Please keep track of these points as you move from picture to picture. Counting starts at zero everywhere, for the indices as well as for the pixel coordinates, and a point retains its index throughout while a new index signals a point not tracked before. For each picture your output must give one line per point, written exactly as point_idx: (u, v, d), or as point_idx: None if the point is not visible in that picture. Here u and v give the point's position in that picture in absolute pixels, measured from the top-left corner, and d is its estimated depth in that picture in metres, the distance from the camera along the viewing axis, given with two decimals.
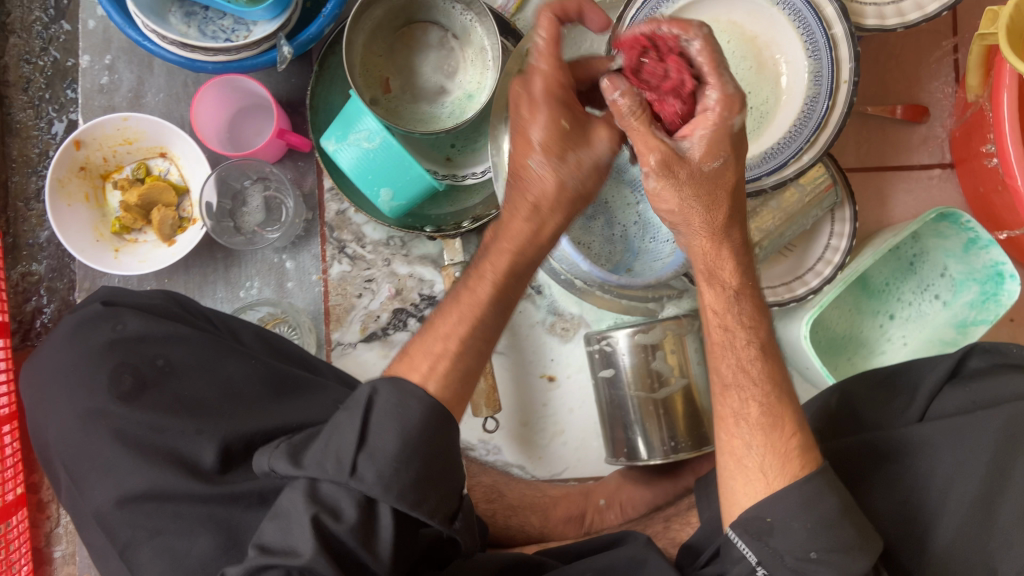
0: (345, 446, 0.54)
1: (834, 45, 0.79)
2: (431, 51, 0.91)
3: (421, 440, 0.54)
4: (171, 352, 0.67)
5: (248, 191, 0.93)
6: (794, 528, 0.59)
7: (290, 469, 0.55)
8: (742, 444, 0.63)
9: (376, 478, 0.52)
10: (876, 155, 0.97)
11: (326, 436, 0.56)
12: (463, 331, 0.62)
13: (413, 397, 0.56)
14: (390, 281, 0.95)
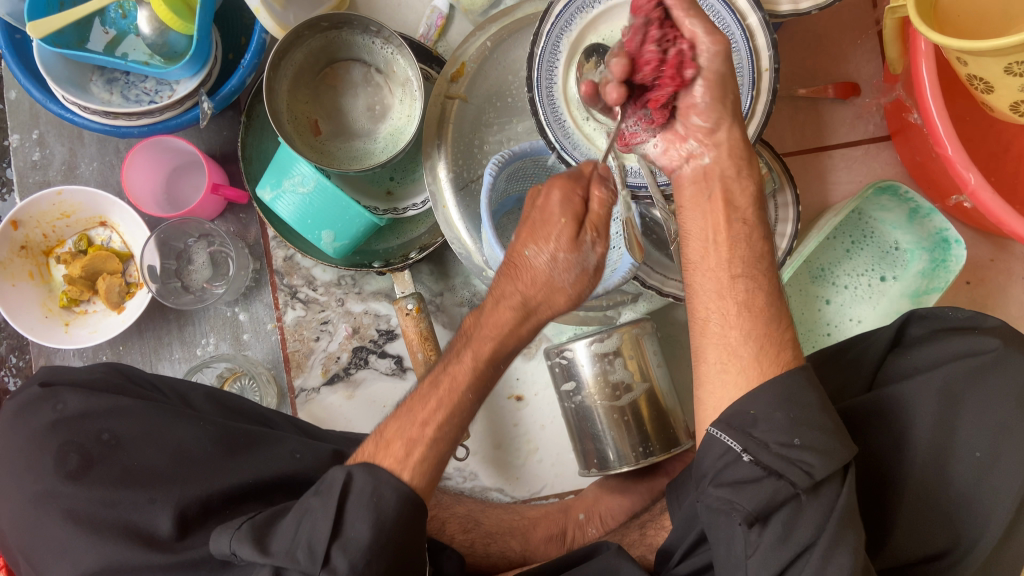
0: (319, 533, 0.56)
1: (750, 36, 0.79)
2: (357, 88, 0.91)
3: (396, 531, 0.57)
4: (116, 424, 0.66)
5: (192, 250, 0.93)
6: (777, 418, 0.55)
7: (256, 555, 0.56)
8: (735, 352, 0.58)
9: (348, 568, 0.55)
10: (812, 136, 0.98)
11: (294, 522, 0.58)
12: (441, 416, 0.61)
13: (389, 486, 0.58)
14: (346, 320, 0.94)
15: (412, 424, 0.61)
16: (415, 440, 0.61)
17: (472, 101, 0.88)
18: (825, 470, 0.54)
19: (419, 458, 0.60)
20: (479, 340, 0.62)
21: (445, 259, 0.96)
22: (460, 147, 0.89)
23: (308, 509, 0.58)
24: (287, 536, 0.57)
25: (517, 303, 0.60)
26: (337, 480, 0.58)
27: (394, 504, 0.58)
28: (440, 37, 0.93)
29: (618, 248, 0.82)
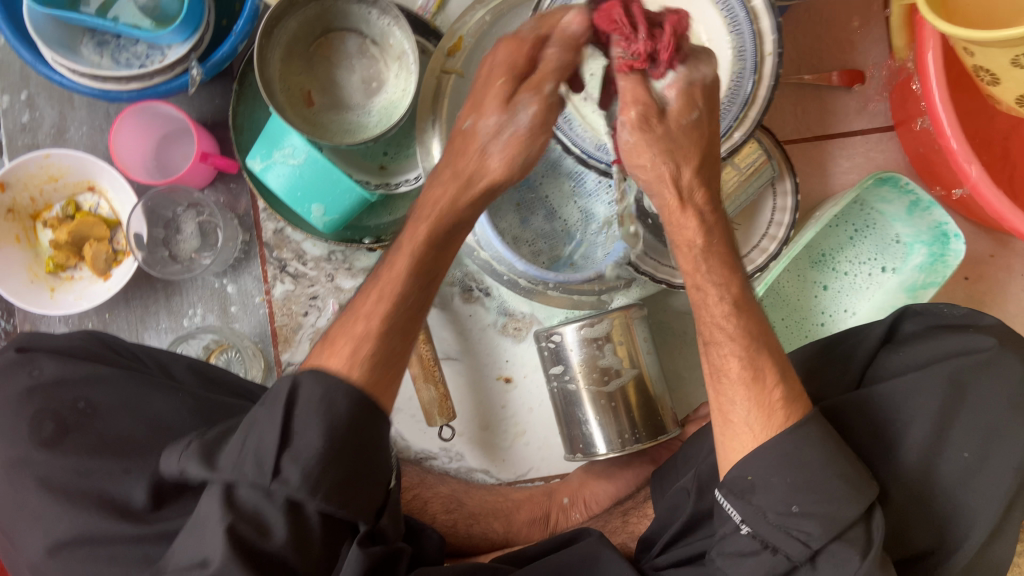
0: (265, 447, 0.53)
1: (754, 18, 0.79)
2: (352, 59, 0.89)
3: (350, 435, 0.55)
4: (93, 391, 0.65)
5: (181, 219, 0.91)
6: (774, 483, 0.57)
7: (205, 472, 0.55)
8: (728, 401, 0.60)
9: (300, 480, 0.52)
10: (814, 124, 0.96)
11: (240, 441, 0.55)
12: (383, 310, 0.61)
13: (338, 391, 0.56)
14: (335, 296, 0.94)
15: (357, 321, 0.61)
16: (359, 338, 0.60)
17: (468, 77, 0.87)
18: (822, 539, 0.55)
19: (368, 355, 0.59)
20: (417, 224, 0.64)
21: None
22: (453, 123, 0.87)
23: (252, 429, 0.55)
24: (230, 461, 0.54)
25: (451, 176, 0.63)
26: (282, 388, 0.56)
27: (347, 411, 0.55)
28: (439, 9, 0.92)
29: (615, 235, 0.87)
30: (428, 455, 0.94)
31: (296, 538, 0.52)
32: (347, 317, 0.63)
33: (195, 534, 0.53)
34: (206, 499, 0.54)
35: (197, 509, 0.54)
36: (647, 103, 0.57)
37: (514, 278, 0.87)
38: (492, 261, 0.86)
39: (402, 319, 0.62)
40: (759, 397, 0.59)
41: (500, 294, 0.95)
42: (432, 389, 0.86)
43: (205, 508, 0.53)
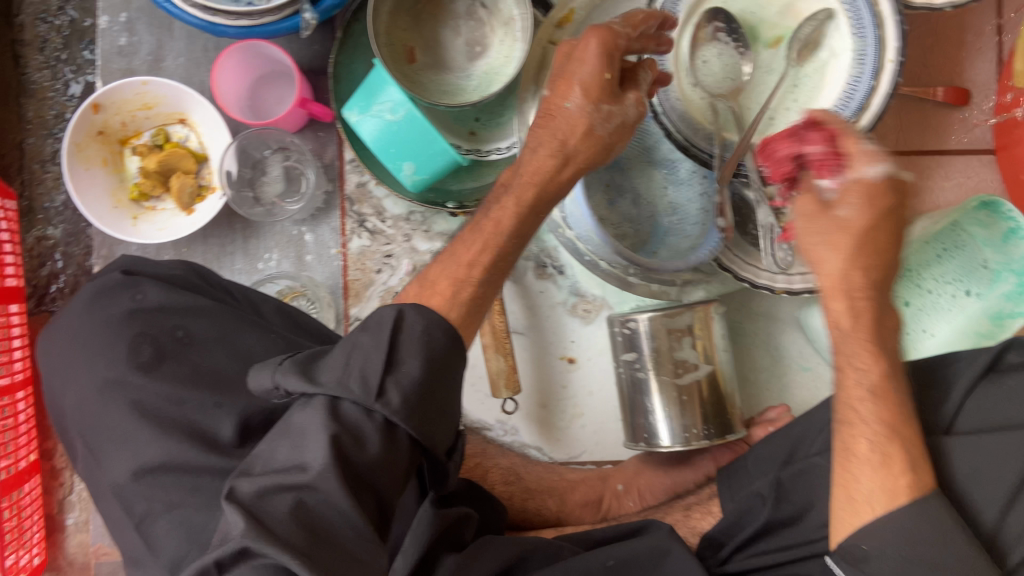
0: (372, 366, 0.50)
1: (879, 23, 0.75)
2: (458, 20, 0.88)
3: (443, 369, 0.53)
4: (192, 322, 0.66)
5: (268, 161, 0.92)
6: (890, 558, 0.57)
7: (304, 385, 0.50)
8: (853, 479, 0.60)
9: (401, 404, 0.50)
10: (914, 140, 0.94)
11: (344, 353, 0.52)
12: (486, 260, 0.61)
13: (438, 327, 0.54)
14: (409, 257, 0.93)
15: (458, 265, 0.60)
16: (463, 281, 0.60)
17: None
18: None
19: (469, 297, 0.59)
20: (522, 185, 0.65)
21: None
22: None
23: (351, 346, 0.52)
24: (331, 371, 0.51)
25: (557, 151, 0.65)
26: (387, 316, 0.53)
27: (444, 345, 0.54)
28: None
29: (700, 225, 0.86)
30: (483, 425, 0.94)
31: (387, 462, 0.50)
32: (446, 260, 0.62)
33: (296, 436, 0.49)
34: (306, 412, 0.50)
35: (296, 416, 0.50)
36: (810, 201, 0.61)
37: (596, 260, 0.86)
38: (577, 240, 0.85)
39: (498, 260, 0.62)
40: (887, 480, 0.59)
41: (574, 274, 0.94)
42: (502, 360, 0.85)
43: (305, 415, 0.50)
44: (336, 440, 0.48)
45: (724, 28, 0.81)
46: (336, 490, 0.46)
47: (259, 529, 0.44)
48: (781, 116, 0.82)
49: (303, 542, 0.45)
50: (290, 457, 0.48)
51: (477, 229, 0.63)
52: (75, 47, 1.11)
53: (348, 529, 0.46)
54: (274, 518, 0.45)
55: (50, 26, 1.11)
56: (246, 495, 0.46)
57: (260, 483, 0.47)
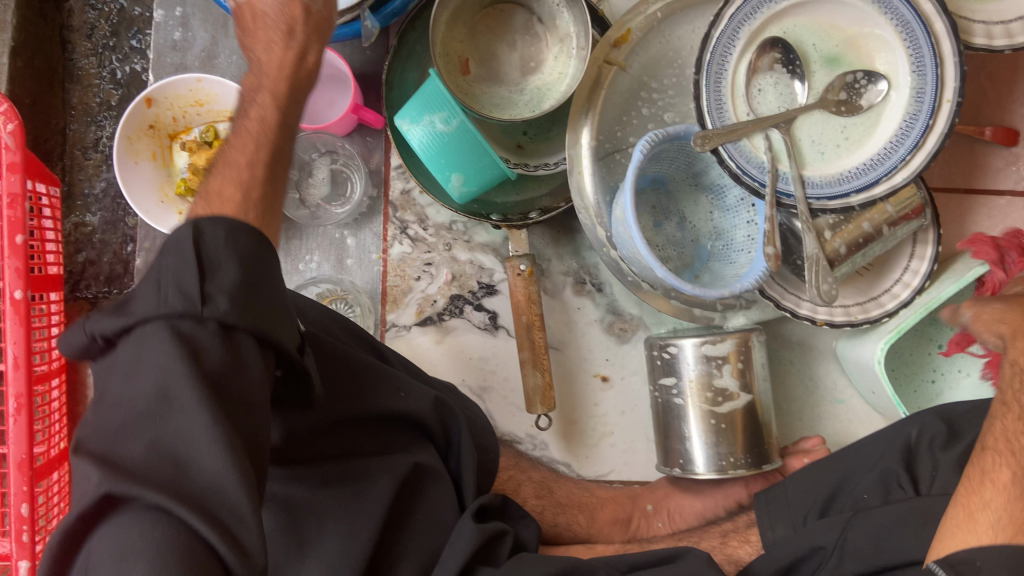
0: (185, 275, 0.45)
1: (940, 62, 0.76)
2: (514, 34, 0.88)
3: (255, 267, 0.49)
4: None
5: (314, 164, 0.92)
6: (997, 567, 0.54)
7: (118, 321, 0.45)
8: (979, 500, 0.60)
9: (229, 306, 0.46)
10: (962, 177, 0.93)
11: (141, 280, 0.47)
12: (264, 156, 0.58)
13: (243, 228, 0.49)
14: (449, 266, 0.93)
15: (234, 167, 0.57)
16: (247, 183, 0.56)
17: (629, 70, 0.85)
18: None
19: (260, 197, 0.56)
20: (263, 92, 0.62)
21: (563, 226, 0.94)
22: (608, 117, 0.86)
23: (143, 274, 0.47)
24: (134, 302, 0.46)
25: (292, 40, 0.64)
26: (182, 231, 0.47)
27: (251, 243, 0.49)
28: None
29: (749, 254, 0.83)
30: (513, 438, 0.93)
31: (229, 368, 0.45)
32: (220, 169, 0.57)
33: (121, 380, 0.45)
34: (130, 348, 0.45)
35: (117, 358, 0.45)
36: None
37: (638, 281, 0.86)
38: (621, 260, 0.85)
39: (271, 159, 0.59)
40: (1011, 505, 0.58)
41: (612, 292, 0.94)
42: (539, 377, 0.85)
43: (124, 354, 0.45)
44: (161, 367, 0.44)
45: (783, 57, 0.81)
46: (182, 412, 0.43)
47: (113, 473, 0.41)
48: (833, 153, 0.81)
49: (162, 473, 0.42)
50: (124, 401, 0.44)
51: (241, 134, 0.59)
52: (123, 35, 1.10)
53: (200, 447, 0.43)
54: (129, 461, 0.42)
55: (98, 13, 1.11)
56: (100, 447, 0.43)
57: (109, 430, 0.44)
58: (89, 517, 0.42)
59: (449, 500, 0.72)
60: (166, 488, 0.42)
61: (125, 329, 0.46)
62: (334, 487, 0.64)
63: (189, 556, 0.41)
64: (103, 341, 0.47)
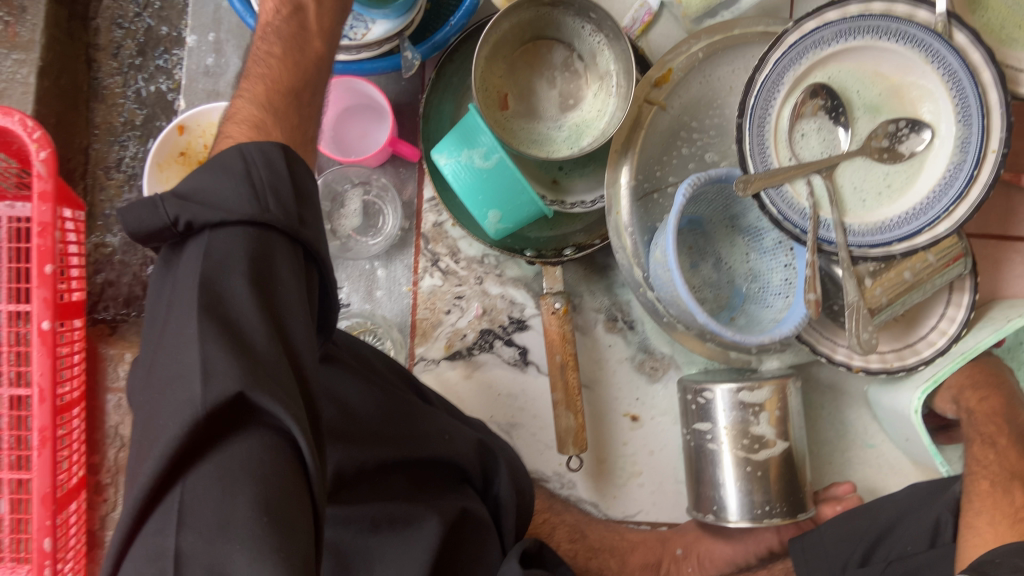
0: (286, 189, 0.47)
1: (987, 112, 0.75)
2: (553, 70, 0.88)
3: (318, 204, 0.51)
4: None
5: (347, 195, 0.91)
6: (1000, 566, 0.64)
7: (210, 211, 0.45)
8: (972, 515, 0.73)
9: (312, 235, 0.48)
10: (997, 223, 0.94)
11: (234, 176, 0.46)
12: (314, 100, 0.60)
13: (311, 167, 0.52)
14: (480, 299, 0.92)
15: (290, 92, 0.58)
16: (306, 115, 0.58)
17: (669, 110, 0.85)
18: None
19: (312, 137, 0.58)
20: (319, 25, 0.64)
21: (596, 262, 0.93)
22: (647, 157, 0.85)
23: (226, 169, 0.46)
24: (220, 196, 0.45)
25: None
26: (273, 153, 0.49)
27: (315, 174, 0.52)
28: (643, 33, 0.92)
29: (786, 299, 0.82)
30: (541, 475, 0.92)
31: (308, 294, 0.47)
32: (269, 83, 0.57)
33: (219, 268, 0.43)
34: (225, 240, 0.44)
35: (209, 247, 0.44)
36: None
37: (674, 322, 0.85)
38: (657, 299, 0.84)
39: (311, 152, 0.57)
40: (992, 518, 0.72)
41: (644, 331, 0.93)
42: (572, 418, 0.84)
43: (219, 244, 0.44)
44: (267, 275, 0.44)
45: (826, 102, 0.80)
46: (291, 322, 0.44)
47: (248, 370, 0.40)
48: (874, 201, 0.80)
49: (285, 377, 0.42)
50: (232, 290, 0.43)
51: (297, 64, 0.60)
52: (149, 55, 1.09)
53: (305, 362, 0.44)
54: (255, 365, 0.41)
55: (126, 32, 1.10)
56: (221, 339, 0.41)
57: (224, 317, 0.42)
58: (207, 420, 0.39)
59: (492, 546, 0.71)
60: (290, 398, 0.41)
61: (219, 221, 0.44)
62: (384, 531, 0.63)
63: (300, 480, 0.41)
64: (182, 226, 0.45)
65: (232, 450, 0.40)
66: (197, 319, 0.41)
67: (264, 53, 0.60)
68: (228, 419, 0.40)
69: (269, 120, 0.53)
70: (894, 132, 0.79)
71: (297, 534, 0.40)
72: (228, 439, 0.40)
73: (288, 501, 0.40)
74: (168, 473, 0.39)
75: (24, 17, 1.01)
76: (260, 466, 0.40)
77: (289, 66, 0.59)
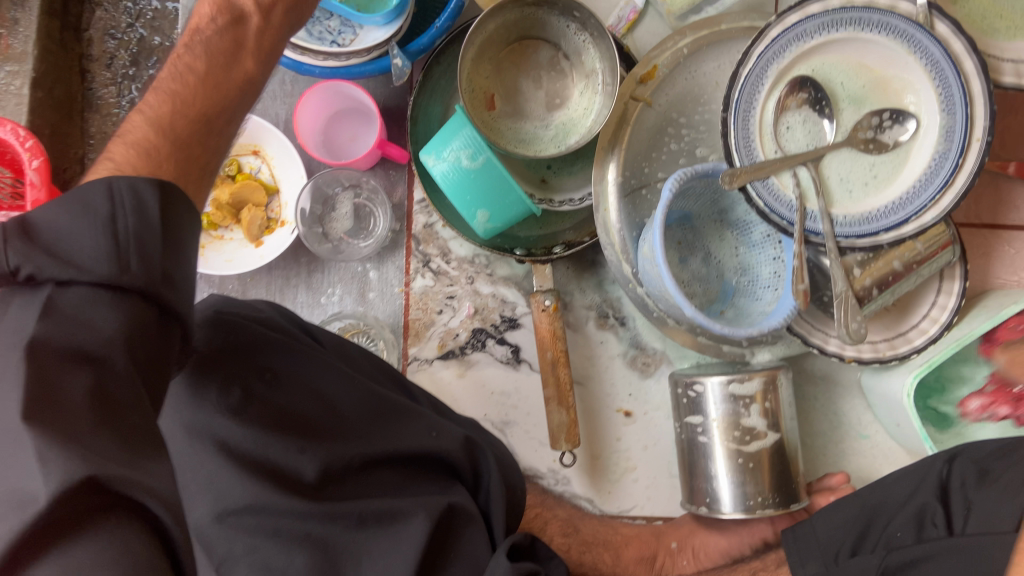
0: (148, 236, 0.45)
1: (970, 101, 0.75)
2: (540, 69, 0.88)
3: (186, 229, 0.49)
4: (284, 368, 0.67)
5: (338, 198, 0.92)
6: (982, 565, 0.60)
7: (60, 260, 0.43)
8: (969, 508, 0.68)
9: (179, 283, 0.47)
10: (985, 213, 0.94)
11: (92, 223, 0.44)
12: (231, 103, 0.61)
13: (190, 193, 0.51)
14: (472, 299, 0.93)
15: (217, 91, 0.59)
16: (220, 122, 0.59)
17: (655, 107, 0.86)
18: None
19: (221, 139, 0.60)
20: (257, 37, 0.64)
21: (586, 260, 0.94)
22: (634, 153, 0.86)
23: (86, 207, 0.44)
24: (76, 246, 0.43)
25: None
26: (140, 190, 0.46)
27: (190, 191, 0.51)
28: (629, 31, 0.92)
29: (775, 291, 0.83)
30: (535, 473, 0.93)
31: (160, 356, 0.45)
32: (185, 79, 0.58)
33: (56, 332, 0.41)
34: (70, 297, 0.42)
35: (47, 308, 0.41)
36: None
37: (664, 317, 0.86)
38: (647, 294, 0.84)
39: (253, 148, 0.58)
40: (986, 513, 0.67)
41: (635, 326, 0.94)
42: (563, 414, 0.84)
43: (63, 302, 0.42)
44: (105, 348, 0.42)
45: (811, 95, 0.80)
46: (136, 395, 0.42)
47: (88, 456, 0.37)
48: (861, 192, 0.80)
49: (134, 463, 0.39)
50: (64, 374, 0.40)
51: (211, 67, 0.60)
52: (143, 64, 1.10)
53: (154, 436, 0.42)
54: (99, 451, 0.38)
55: (118, 42, 1.10)
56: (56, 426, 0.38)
57: (53, 399, 0.39)
58: (60, 504, 0.36)
59: (482, 540, 0.71)
60: (143, 471, 0.39)
61: (66, 277, 0.42)
62: (372, 526, 0.63)
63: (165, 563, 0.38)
64: (24, 277, 0.42)
65: (85, 542, 0.36)
66: (22, 398, 0.38)
67: (184, 64, 0.59)
68: (80, 507, 0.37)
69: (163, 146, 0.53)
70: (879, 122, 0.80)
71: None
72: (79, 531, 0.36)
73: None
74: (2, 570, 0.34)
75: (16, 30, 1.03)
76: (119, 545, 0.37)
77: (209, 84, 0.59)
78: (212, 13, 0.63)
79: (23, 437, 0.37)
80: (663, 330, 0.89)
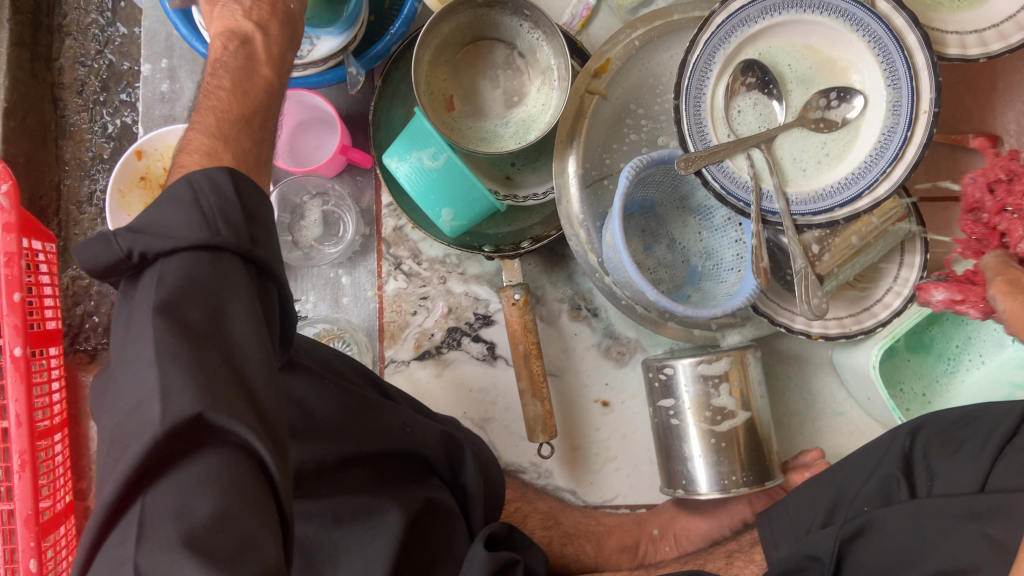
0: (235, 213, 0.47)
1: (914, 75, 0.77)
2: (496, 69, 0.90)
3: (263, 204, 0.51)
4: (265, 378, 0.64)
5: (306, 206, 0.94)
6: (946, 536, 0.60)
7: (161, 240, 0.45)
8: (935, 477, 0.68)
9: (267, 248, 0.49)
10: (946, 186, 0.95)
11: (181, 207, 0.46)
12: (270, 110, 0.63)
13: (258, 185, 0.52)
14: (445, 298, 0.94)
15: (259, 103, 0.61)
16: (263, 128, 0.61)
17: (611, 99, 0.87)
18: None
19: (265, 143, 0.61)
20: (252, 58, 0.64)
21: (555, 253, 0.95)
22: (593, 145, 0.87)
23: (173, 196, 0.46)
24: (170, 224, 0.46)
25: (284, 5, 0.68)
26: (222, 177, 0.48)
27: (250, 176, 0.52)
28: (583, 28, 0.94)
29: (737, 272, 0.84)
30: (517, 467, 0.94)
31: (267, 309, 0.48)
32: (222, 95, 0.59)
33: (177, 295, 0.43)
34: (173, 266, 0.45)
35: (162, 274, 0.45)
36: None
37: (632, 304, 0.87)
38: (614, 284, 0.86)
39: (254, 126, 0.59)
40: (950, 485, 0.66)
41: (608, 317, 0.95)
42: (538, 406, 0.85)
43: (172, 268, 0.45)
44: (219, 299, 0.44)
45: (760, 78, 0.82)
46: (246, 336, 0.44)
47: (203, 390, 0.41)
48: (814, 170, 0.82)
49: (241, 400, 0.42)
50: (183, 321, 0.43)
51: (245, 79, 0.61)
52: (113, 90, 1.12)
53: (261, 376, 0.44)
54: (215, 386, 0.42)
55: (88, 69, 1.12)
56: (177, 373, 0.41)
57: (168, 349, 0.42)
58: (167, 441, 0.40)
59: (460, 530, 0.72)
60: (253, 412, 0.43)
61: (169, 248, 0.45)
62: (348, 525, 0.63)
63: (263, 484, 0.42)
64: (136, 258, 0.45)
65: (191, 466, 0.40)
66: (151, 342, 0.42)
67: (212, 86, 0.60)
68: (187, 439, 0.41)
69: (224, 150, 0.54)
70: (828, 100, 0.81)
71: (256, 548, 0.40)
72: (189, 456, 0.41)
73: (249, 504, 0.41)
74: (130, 486, 0.40)
75: None
76: (221, 479, 0.40)
77: (240, 97, 0.60)
78: (223, 44, 0.64)
79: (156, 372, 0.41)
80: (649, 327, 0.90)
